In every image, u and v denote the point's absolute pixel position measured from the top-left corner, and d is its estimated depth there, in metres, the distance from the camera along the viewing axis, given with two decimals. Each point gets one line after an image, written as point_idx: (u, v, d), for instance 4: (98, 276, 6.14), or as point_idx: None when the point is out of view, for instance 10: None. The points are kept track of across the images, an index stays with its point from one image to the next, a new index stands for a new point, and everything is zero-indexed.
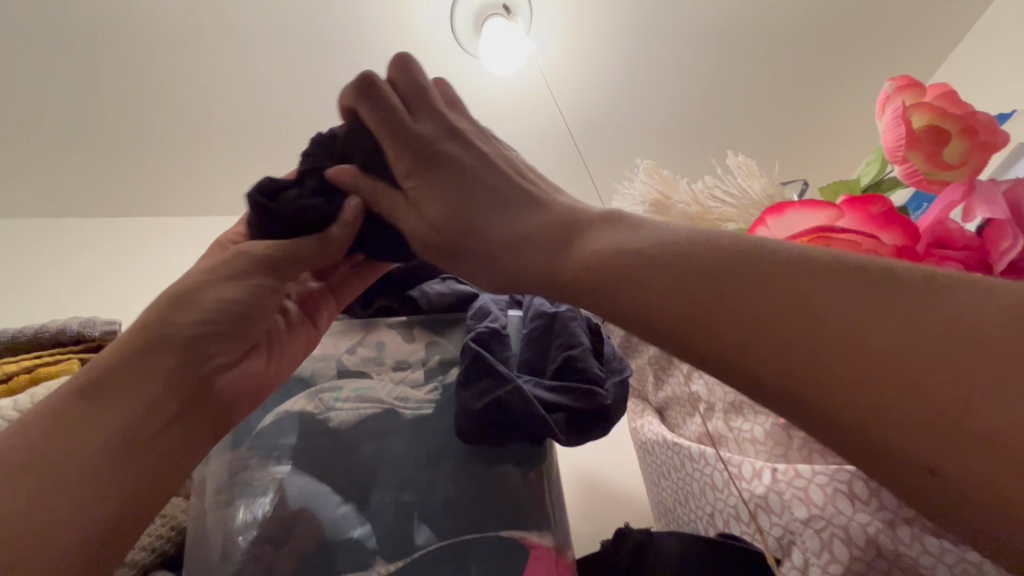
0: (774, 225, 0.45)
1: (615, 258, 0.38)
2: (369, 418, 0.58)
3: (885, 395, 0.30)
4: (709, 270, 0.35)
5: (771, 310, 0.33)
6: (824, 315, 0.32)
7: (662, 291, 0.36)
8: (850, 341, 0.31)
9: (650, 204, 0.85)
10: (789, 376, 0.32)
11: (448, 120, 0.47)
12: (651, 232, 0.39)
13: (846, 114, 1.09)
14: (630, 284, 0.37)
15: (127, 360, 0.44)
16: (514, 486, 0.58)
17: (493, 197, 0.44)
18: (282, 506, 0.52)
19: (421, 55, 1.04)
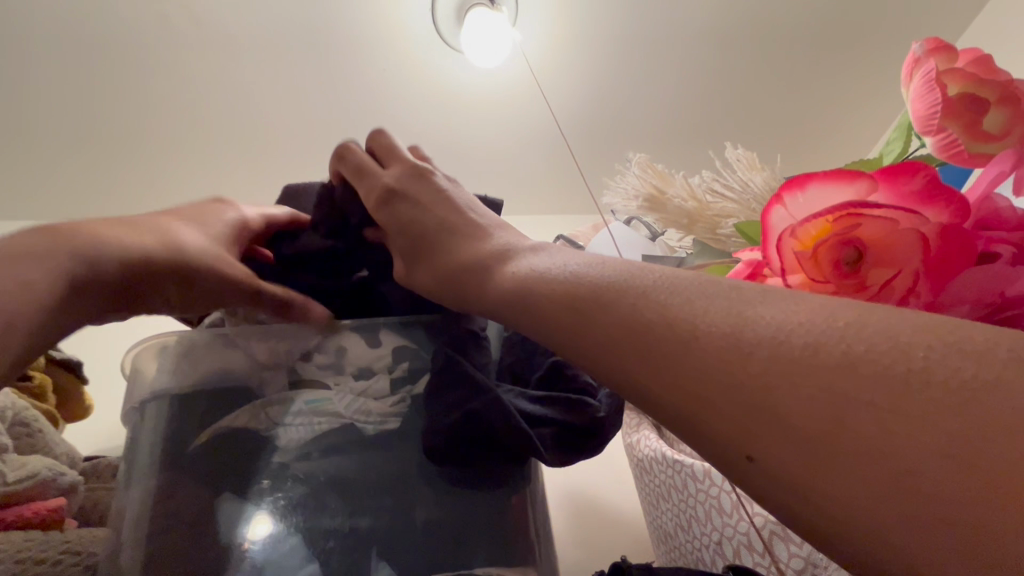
0: (794, 203, 0.39)
1: (535, 285, 0.37)
2: (324, 435, 0.51)
3: (842, 446, 0.23)
4: (661, 303, 0.31)
5: (716, 341, 0.27)
6: (775, 343, 0.26)
7: (596, 328, 0.32)
8: (801, 376, 0.25)
9: (644, 199, 0.79)
10: (724, 423, 0.26)
11: (410, 164, 0.53)
12: (577, 264, 0.37)
13: (843, 110, 1.05)
14: (564, 321, 0.34)
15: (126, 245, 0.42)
16: (490, 513, 0.51)
17: (441, 225, 0.48)
18: (215, 539, 0.45)
19: (401, 46, 0.98)
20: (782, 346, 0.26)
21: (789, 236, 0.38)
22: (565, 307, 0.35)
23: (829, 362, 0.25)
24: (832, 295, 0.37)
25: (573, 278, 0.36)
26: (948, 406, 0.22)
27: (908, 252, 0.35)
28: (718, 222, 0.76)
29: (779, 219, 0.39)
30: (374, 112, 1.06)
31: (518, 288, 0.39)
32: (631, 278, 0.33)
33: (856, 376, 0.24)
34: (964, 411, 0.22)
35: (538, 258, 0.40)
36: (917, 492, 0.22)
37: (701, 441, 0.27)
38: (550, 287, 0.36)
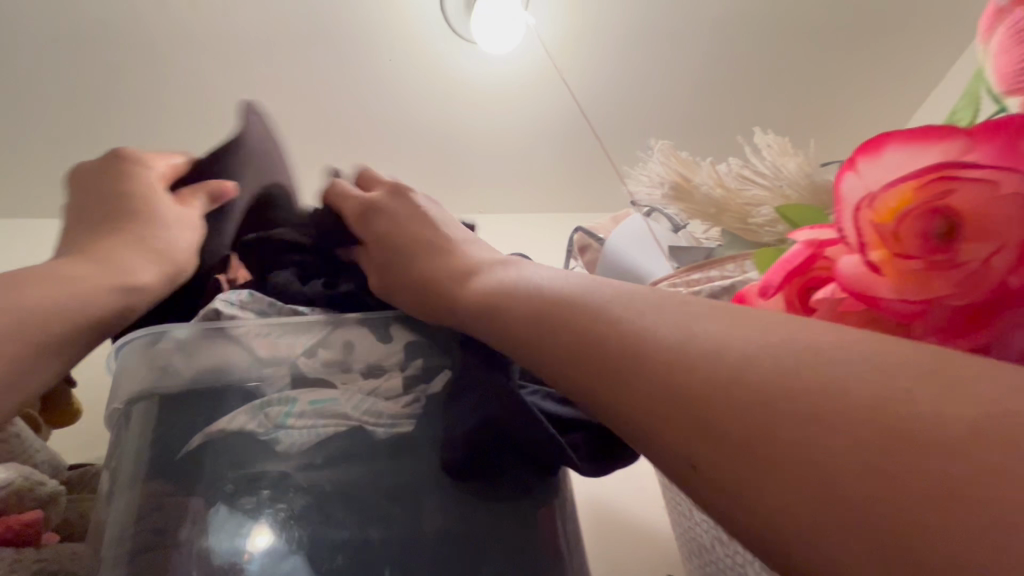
0: (869, 169, 0.34)
1: (520, 310, 0.38)
2: (330, 439, 0.45)
3: (829, 495, 0.23)
4: (704, 350, 0.29)
5: (709, 381, 0.27)
6: (778, 383, 0.26)
7: (595, 356, 0.32)
8: (793, 421, 0.25)
9: (669, 187, 0.75)
10: (713, 465, 0.26)
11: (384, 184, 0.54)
12: (577, 282, 0.37)
13: (867, 92, 1.02)
14: (565, 350, 0.34)
15: (101, 238, 0.46)
16: (515, 526, 0.46)
17: (422, 243, 0.48)
18: (203, 553, 0.40)
19: (409, 35, 0.93)
20: (778, 389, 0.26)
21: (864, 206, 0.33)
22: (565, 337, 0.34)
23: (820, 410, 0.24)
24: (918, 273, 0.32)
25: (573, 305, 0.35)
26: (940, 461, 0.22)
27: (1013, 222, 0.30)
28: (749, 212, 0.70)
29: (851, 189, 0.34)
30: (381, 102, 1.02)
31: (510, 323, 0.38)
32: (637, 309, 0.33)
33: (848, 424, 0.24)
34: (949, 466, 0.21)
35: (505, 272, 0.42)
36: (904, 545, 0.21)
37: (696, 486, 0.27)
38: (575, 320, 0.35)
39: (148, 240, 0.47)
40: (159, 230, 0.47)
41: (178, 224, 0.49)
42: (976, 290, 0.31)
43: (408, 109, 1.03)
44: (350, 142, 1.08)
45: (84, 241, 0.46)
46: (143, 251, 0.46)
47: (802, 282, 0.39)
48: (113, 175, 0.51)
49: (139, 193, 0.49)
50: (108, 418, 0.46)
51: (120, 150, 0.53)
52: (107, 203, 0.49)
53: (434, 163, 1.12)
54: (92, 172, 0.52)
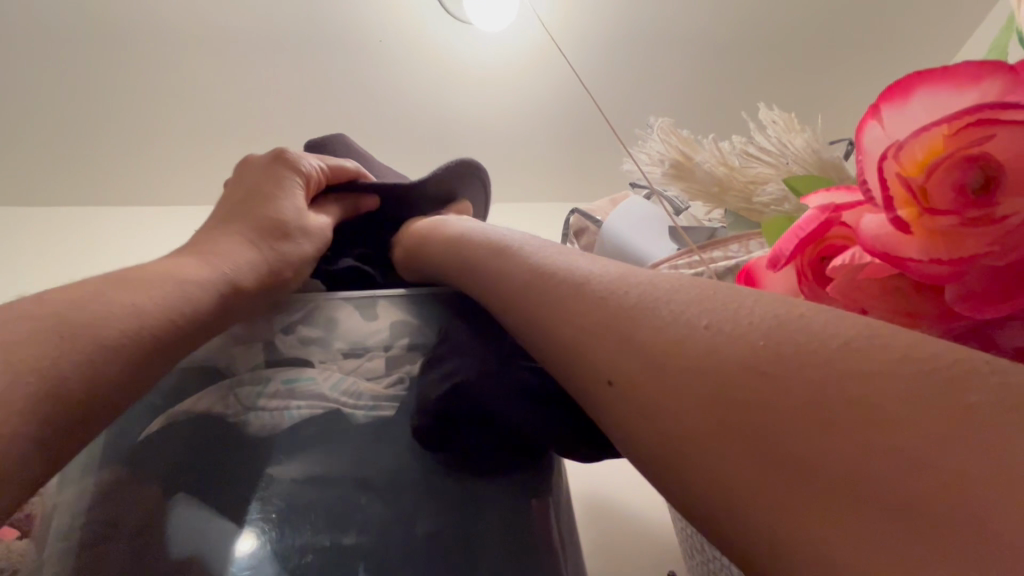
0: (895, 117, 0.30)
1: (506, 275, 0.36)
2: (304, 423, 0.43)
3: (774, 448, 0.20)
4: (670, 304, 0.26)
5: (670, 335, 0.24)
6: (754, 329, 0.23)
7: (568, 320, 0.29)
8: (744, 368, 0.22)
9: (669, 165, 0.71)
10: (661, 426, 0.23)
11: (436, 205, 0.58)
12: (557, 250, 0.35)
13: (873, 76, 0.99)
14: (543, 317, 0.31)
15: (230, 239, 0.42)
16: (500, 518, 0.42)
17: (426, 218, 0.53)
18: (161, 551, 0.36)
19: (401, 14, 0.91)
20: (737, 336, 0.23)
21: (890, 156, 0.30)
22: (543, 305, 0.31)
23: (764, 361, 0.21)
24: (947, 231, 0.29)
25: (552, 272, 0.33)
26: (895, 393, 0.19)
27: None
28: (753, 190, 0.67)
29: (874, 140, 0.31)
30: (375, 85, 1.00)
31: (497, 290, 0.36)
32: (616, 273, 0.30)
33: (806, 366, 0.20)
34: (918, 404, 0.18)
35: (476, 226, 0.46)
36: (856, 500, 0.17)
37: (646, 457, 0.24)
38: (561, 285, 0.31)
39: (266, 247, 0.43)
40: (279, 246, 0.44)
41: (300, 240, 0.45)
42: (1013, 250, 0.28)
43: (404, 93, 1.02)
44: (342, 125, 1.06)
45: (214, 235, 0.42)
46: (260, 257, 0.42)
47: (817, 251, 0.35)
48: (260, 173, 0.49)
49: (282, 202, 0.47)
50: None
51: (282, 149, 0.51)
52: (248, 202, 0.46)
53: (429, 148, 1.10)
54: (253, 171, 0.50)
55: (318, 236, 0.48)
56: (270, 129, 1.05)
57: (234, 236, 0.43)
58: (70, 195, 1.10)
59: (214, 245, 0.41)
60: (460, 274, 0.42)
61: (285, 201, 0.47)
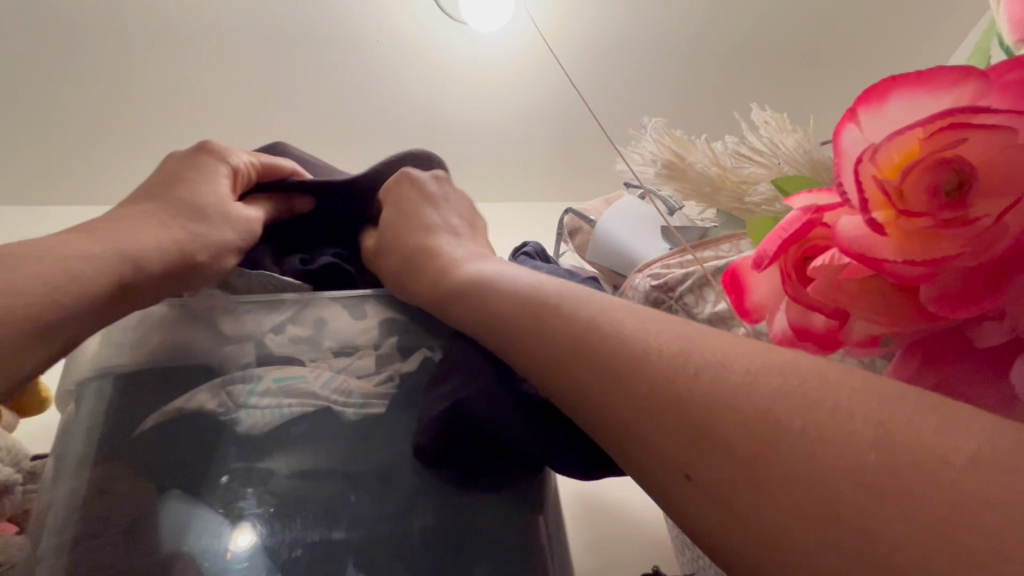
0: (871, 119, 0.31)
1: (510, 320, 0.37)
2: (295, 421, 0.43)
3: (815, 503, 0.21)
4: (686, 351, 0.28)
5: (702, 387, 0.26)
6: (764, 386, 0.25)
7: (584, 376, 0.31)
8: (784, 430, 0.23)
9: (662, 165, 0.72)
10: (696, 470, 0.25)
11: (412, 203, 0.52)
12: (555, 289, 0.37)
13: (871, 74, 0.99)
14: (558, 371, 0.32)
15: (138, 221, 0.41)
16: (488, 519, 0.43)
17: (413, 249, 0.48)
18: (155, 545, 0.37)
19: (398, 15, 0.92)
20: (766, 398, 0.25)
21: (867, 158, 0.30)
22: (557, 357, 0.33)
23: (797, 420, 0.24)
24: (926, 232, 0.29)
25: (558, 318, 0.34)
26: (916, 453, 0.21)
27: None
28: (745, 190, 0.67)
29: (851, 142, 0.31)
30: (370, 82, 1.01)
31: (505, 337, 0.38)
32: (616, 319, 0.32)
33: (835, 427, 0.23)
34: (941, 460, 0.21)
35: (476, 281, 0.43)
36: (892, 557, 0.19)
37: (695, 520, 0.25)
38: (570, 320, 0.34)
39: (178, 229, 0.42)
40: (193, 231, 0.42)
41: (220, 223, 0.44)
42: (993, 250, 0.28)
43: (399, 91, 1.02)
44: (339, 125, 1.07)
45: (120, 217, 0.41)
46: (168, 237, 0.41)
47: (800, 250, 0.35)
48: (184, 162, 0.48)
49: (204, 188, 0.45)
50: (58, 400, 0.43)
51: (208, 142, 0.50)
52: (167, 186, 0.45)
53: (425, 145, 1.11)
54: (177, 160, 0.48)
55: (244, 225, 0.46)
56: (267, 129, 1.06)
57: (144, 217, 0.41)
58: (69, 193, 1.11)
59: (123, 225, 0.40)
60: (451, 297, 0.43)
61: (208, 188, 0.46)
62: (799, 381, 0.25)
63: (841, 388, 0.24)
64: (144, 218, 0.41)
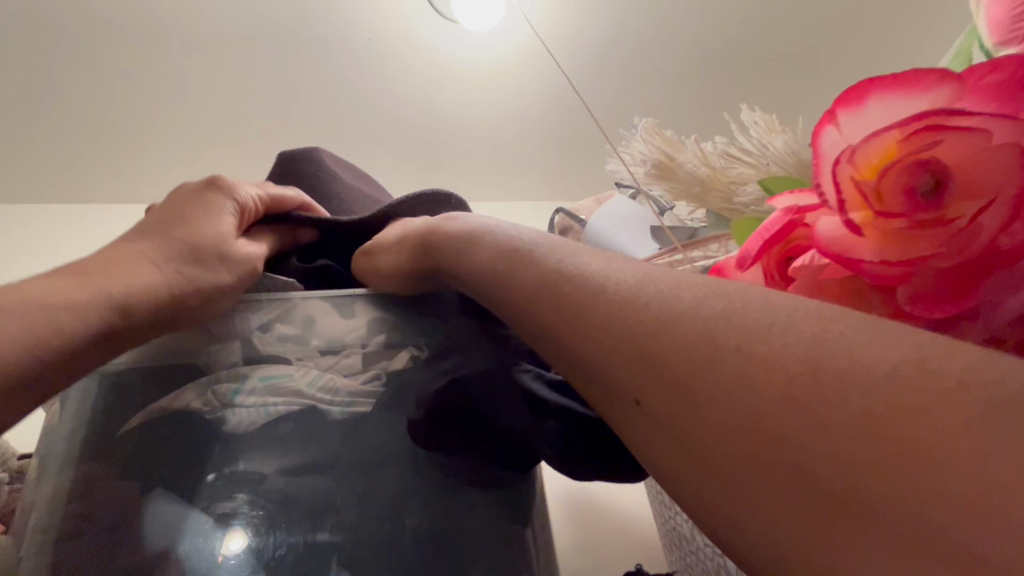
0: (851, 120, 0.31)
1: (500, 281, 0.36)
2: (283, 419, 0.43)
3: (780, 468, 0.21)
4: (679, 316, 0.26)
5: (680, 352, 0.25)
6: (770, 359, 0.23)
7: (581, 341, 0.29)
8: (792, 415, 0.21)
9: (652, 165, 0.72)
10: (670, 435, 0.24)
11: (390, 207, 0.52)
12: (549, 247, 0.35)
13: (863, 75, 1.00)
14: (553, 337, 0.31)
15: (127, 262, 0.38)
16: (476, 515, 0.43)
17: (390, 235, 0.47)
18: (140, 547, 0.37)
19: (392, 16, 0.92)
20: (774, 375, 0.22)
21: (845, 160, 0.30)
22: (550, 321, 0.31)
23: (776, 384, 0.22)
24: (901, 233, 0.30)
25: (552, 279, 0.32)
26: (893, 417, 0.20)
27: (1002, 175, 0.28)
28: (734, 190, 0.68)
29: (831, 143, 0.31)
30: (364, 84, 1.01)
31: (494, 299, 0.36)
32: (611, 280, 0.30)
33: (850, 411, 0.20)
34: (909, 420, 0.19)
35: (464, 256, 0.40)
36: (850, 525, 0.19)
37: (677, 488, 0.25)
38: (549, 294, 0.32)
39: (171, 270, 0.39)
40: (186, 275, 0.40)
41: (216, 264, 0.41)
42: (966, 252, 0.28)
43: (391, 91, 1.02)
44: (332, 125, 1.07)
45: (109, 256, 0.39)
46: (159, 281, 0.38)
47: (785, 248, 0.35)
48: (187, 195, 0.46)
49: (203, 226, 0.43)
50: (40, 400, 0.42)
51: (216, 176, 0.47)
52: (165, 223, 0.43)
53: (419, 145, 1.11)
54: (180, 196, 0.46)
55: (244, 265, 0.44)
56: (261, 128, 1.06)
57: (137, 256, 0.39)
58: (60, 191, 1.11)
59: (114, 266, 0.38)
60: (440, 261, 0.42)
61: (207, 225, 0.43)
62: (810, 349, 0.22)
63: (831, 346, 0.22)
64: (135, 257, 0.39)
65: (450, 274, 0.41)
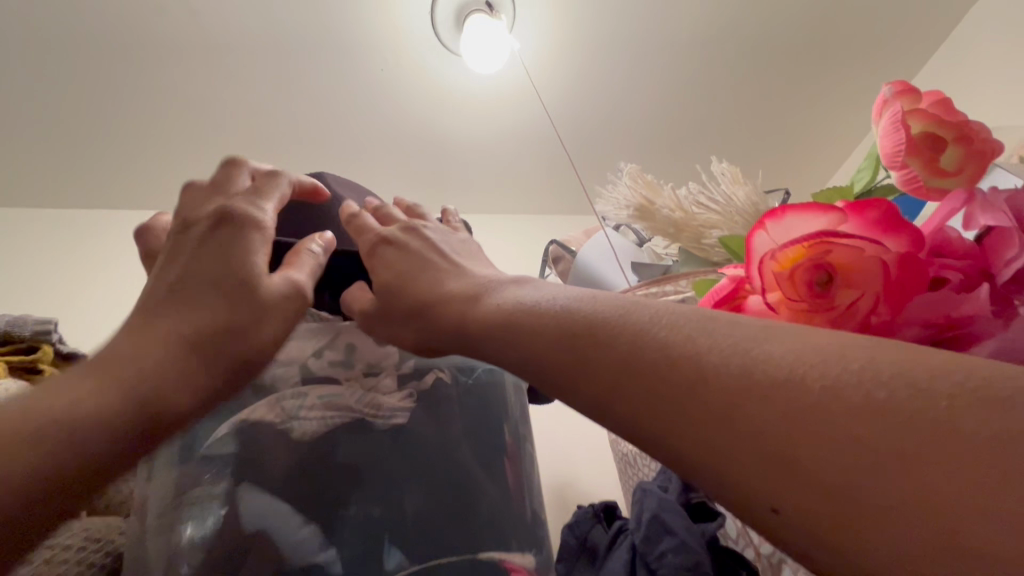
0: (774, 229, 0.43)
1: (532, 319, 0.42)
2: (337, 429, 0.53)
3: (771, 453, 0.28)
4: (660, 336, 0.35)
5: (680, 368, 0.32)
6: (757, 382, 0.29)
7: (607, 377, 0.35)
8: (765, 429, 0.28)
9: (634, 209, 0.83)
10: (679, 434, 0.31)
11: (413, 235, 0.58)
12: (582, 299, 0.41)
13: (808, 111, 1.18)
14: (577, 372, 0.37)
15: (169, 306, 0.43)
16: (497, 508, 0.55)
17: (428, 278, 0.53)
18: (236, 525, 0.48)
19: (410, 56, 1.04)
20: (752, 395, 0.29)
21: (769, 259, 0.42)
22: (577, 358, 0.37)
23: (757, 391, 0.29)
24: (806, 312, 0.41)
25: (589, 319, 0.39)
26: (851, 412, 0.27)
27: (873, 277, 0.40)
28: (703, 233, 0.80)
29: (761, 243, 0.43)
30: (376, 108, 1.10)
31: (517, 329, 0.43)
32: (638, 321, 0.36)
33: (816, 421, 0.27)
34: (864, 413, 0.26)
35: (524, 292, 0.46)
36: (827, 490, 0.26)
37: (684, 467, 0.31)
38: (555, 314, 0.41)
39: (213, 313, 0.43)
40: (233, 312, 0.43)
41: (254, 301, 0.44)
42: (852, 325, 0.40)
43: (404, 118, 1.12)
44: (347, 149, 1.16)
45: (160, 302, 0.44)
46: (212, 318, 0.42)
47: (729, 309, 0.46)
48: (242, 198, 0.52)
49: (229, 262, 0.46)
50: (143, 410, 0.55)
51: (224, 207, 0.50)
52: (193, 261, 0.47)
53: (428, 168, 1.21)
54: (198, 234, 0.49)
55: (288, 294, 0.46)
56: (280, 150, 1.14)
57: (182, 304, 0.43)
58: (75, 201, 1.15)
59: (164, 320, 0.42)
60: (438, 306, 0.50)
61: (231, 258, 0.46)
62: (788, 368, 0.30)
63: (792, 362, 0.30)
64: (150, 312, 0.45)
65: (445, 326, 0.49)
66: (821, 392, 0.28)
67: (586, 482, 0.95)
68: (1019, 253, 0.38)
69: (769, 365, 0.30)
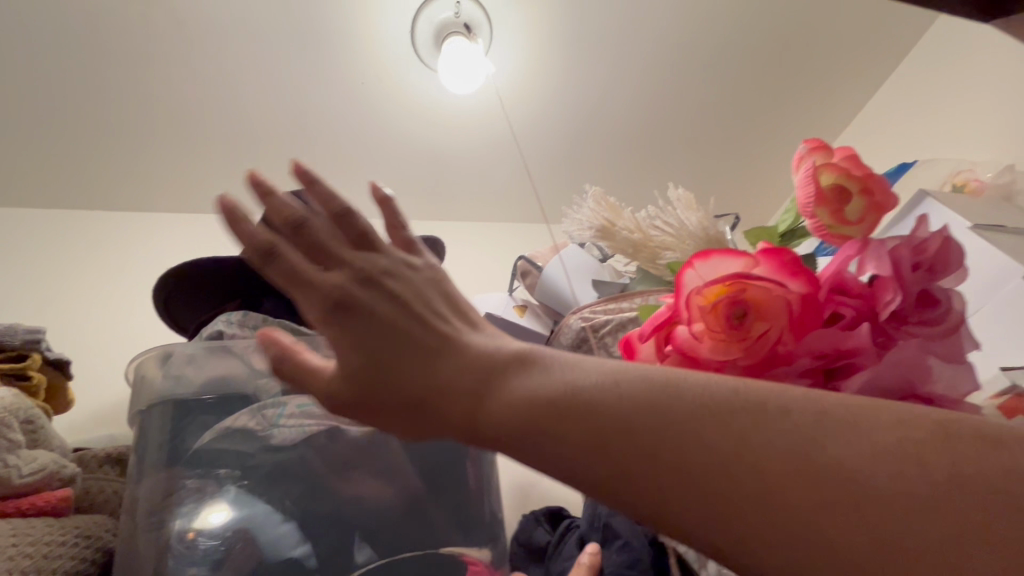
0: (701, 267, 0.50)
1: (558, 415, 0.33)
2: (314, 436, 0.58)
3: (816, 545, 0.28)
4: (687, 412, 0.32)
5: (715, 455, 0.30)
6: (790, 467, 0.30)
7: (658, 485, 0.31)
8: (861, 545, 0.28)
9: (596, 229, 0.89)
10: (725, 528, 0.30)
11: (380, 281, 0.37)
12: (605, 381, 0.33)
13: (763, 134, 1.27)
14: (644, 493, 0.31)
15: None
16: (461, 511, 0.61)
17: (419, 359, 0.35)
18: (204, 522, 0.53)
19: (390, 69, 1.08)
20: (842, 517, 0.28)
21: (695, 293, 0.49)
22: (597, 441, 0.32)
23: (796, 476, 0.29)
24: (723, 341, 0.48)
25: (631, 418, 0.32)
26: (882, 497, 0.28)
27: (779, 314, 0.47)
28: (657, 253, 0.87)
29: (690, 279, 0.50)
30: (354, 120, 1.14)
31: (526, 409, 0.33)
32: (679, 410, 0.32)
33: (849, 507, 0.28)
34: (893, 497, 0.28)
35: (540, 379, 0.34)
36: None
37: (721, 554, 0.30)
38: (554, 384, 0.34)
39: None
40: None
41: None
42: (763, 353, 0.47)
43: (382, 128, 1.16)
44: (325, 158, 1.19)
45: None
46: None
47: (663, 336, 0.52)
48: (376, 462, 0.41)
49: None
50: (130, 418, 0.59)
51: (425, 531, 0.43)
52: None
53: (403, 177, 1.24)
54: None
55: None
56: (257, 156, 1.17)
57: None
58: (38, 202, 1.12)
59: None
60: (439, 400, 0.35)
61: None
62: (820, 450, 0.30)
63: (819, 442, 0.30)
64: None
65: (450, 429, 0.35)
66: (855, 476, 0.29)
67: (546, 485, 1.02)
68: (894, 296, 0.46)
69: (800, 446, 0.30)
